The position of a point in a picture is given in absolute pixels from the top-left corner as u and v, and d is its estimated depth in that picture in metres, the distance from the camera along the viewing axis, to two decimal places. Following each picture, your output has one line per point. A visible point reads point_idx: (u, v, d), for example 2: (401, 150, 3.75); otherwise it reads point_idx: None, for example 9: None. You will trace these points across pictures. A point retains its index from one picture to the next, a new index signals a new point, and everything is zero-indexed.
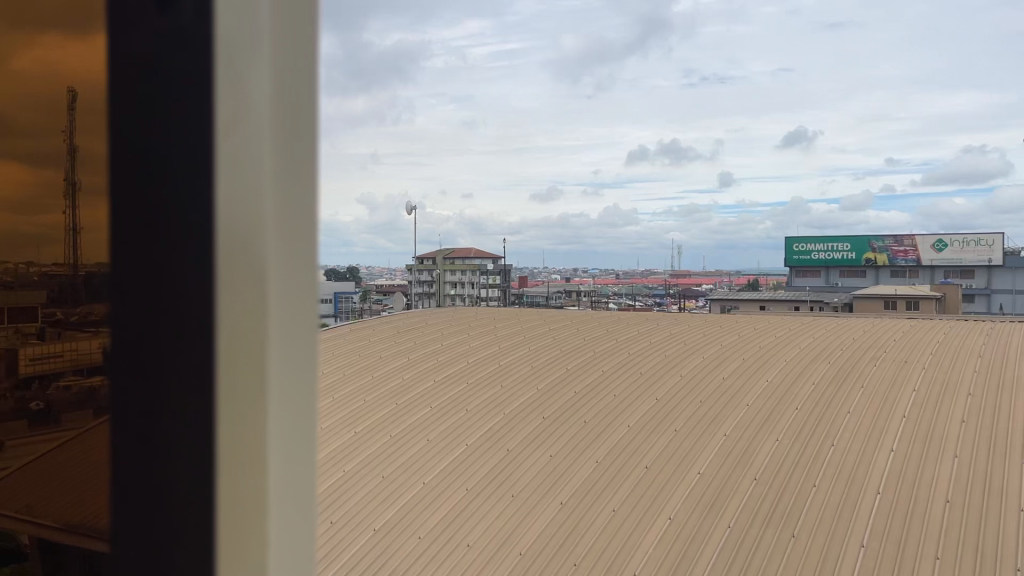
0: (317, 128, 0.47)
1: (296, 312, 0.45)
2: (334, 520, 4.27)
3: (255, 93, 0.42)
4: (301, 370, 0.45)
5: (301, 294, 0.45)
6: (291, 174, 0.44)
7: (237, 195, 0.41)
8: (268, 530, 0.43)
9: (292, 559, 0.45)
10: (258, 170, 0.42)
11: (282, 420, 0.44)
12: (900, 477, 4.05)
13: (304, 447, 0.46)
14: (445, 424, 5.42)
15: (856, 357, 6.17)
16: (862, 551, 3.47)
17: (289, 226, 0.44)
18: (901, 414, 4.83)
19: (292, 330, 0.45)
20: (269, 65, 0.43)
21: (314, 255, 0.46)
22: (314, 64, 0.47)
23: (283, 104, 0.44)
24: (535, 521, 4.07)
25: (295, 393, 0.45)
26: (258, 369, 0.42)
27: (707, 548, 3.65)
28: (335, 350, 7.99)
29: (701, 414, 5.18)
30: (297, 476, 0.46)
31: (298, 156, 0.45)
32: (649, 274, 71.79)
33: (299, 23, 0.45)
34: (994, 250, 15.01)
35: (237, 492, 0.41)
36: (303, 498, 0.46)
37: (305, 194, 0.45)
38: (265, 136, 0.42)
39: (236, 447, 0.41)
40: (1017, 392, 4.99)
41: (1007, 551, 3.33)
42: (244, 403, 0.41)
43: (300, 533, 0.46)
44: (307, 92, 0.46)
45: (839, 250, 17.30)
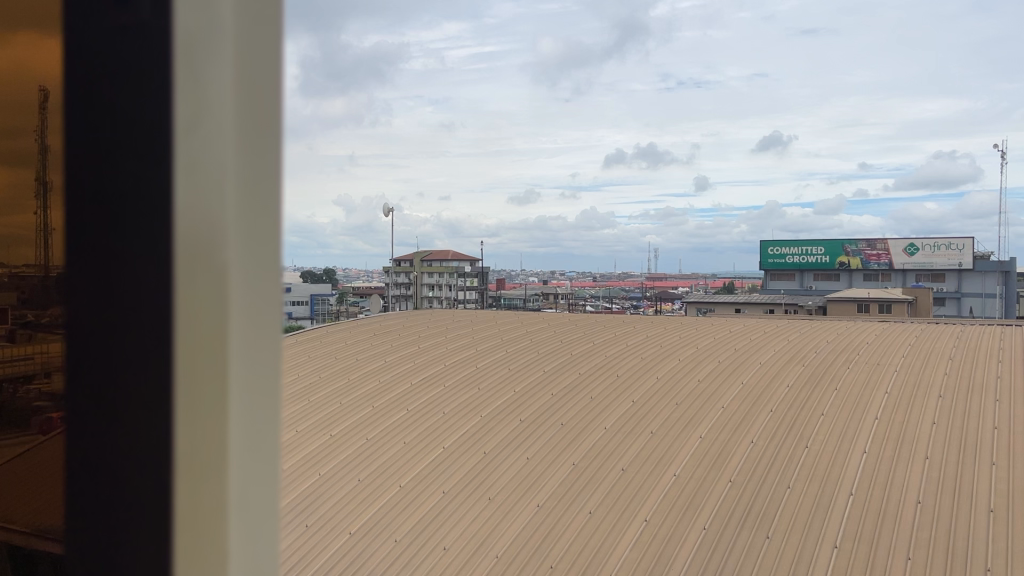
0: (279, 127, 0.49)
1: (258, 316, 0.47)
2: (310, 523, 4.28)
3: (212, 86, 0.44)
4: (264, 377, 0.48)
5: (259, 305, 0.47)
6: (254, 183, 0.46)
7: (200, 194, 0.43)
8: (227, 537, 0.45)
9: (254, 560, 0.48)
10: (221, 173, 0.44)
11: (243, 425, 0.46)
12: (872, 478, 4.12)
13: (268, 452, 0.49)
14: (421, 426, 5.43)
15: (830, 360, 6.26)
16: (835, 552, 3.53)
17: (250, 232, 0.46)
18: (873, 416, 4.92)
19: (256, 339, 0.47)
20: (231, 63, 0.45)
21: (277, 262, 0.49)
22: (279, 64, 0.49)
23: (248, 113, 0.46)
24: (513, 521, 4.11)
25: (256, 399, 0.48)
26: (217, 366, 0.45)
27: (682, 551, 3.68)
28: (310, 353, 7.96)
29: (677, 416, 5.24)
30: (263, 481, 0.48)
31: (260, 162, 0.47)
32: (625, 276, 72.13)
33: (261, 25, 0.47)
34: (963, 254, 15.29)
35: (199, 496, 0.44)
36: (266, 502, 0.49)
37: (268, 198, 0.48)
38: (228, 146, 0.45)
39: (193, 445, 0.44)
40: (985, 395, 5.10)
41: (977, 553, 3.40)
42: (205, 406, 0.44)
43: (262, 530, 0.49)
44: (273, 94, 0.48)
45: (812, 253, 17.49)
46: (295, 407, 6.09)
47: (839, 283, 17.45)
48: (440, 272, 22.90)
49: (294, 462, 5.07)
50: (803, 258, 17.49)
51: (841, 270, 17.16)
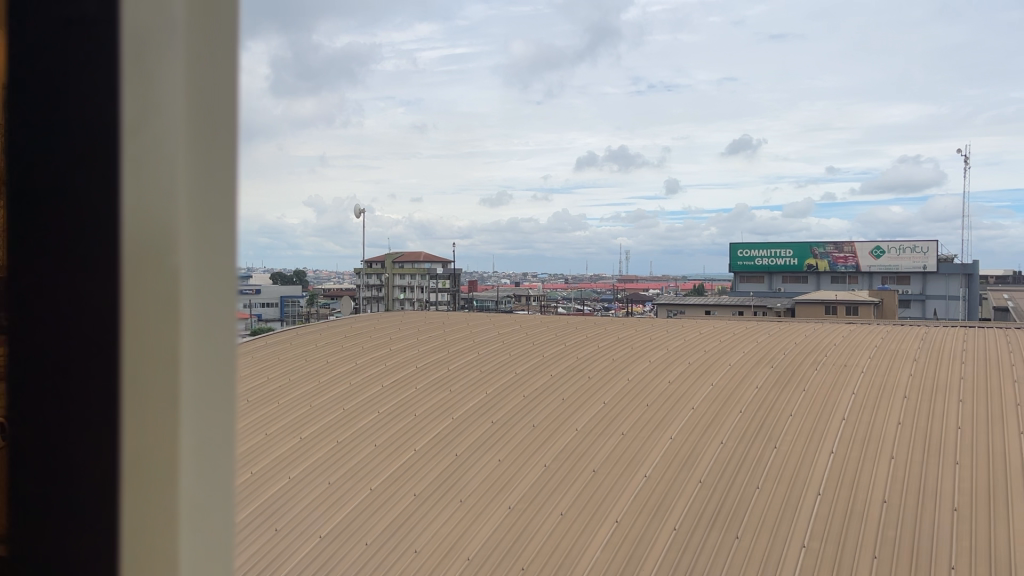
0: (236, 121, 0.56)
1: (212, 294, 0.54)
2: (280, 527, 4.25)
3: (162, 102, 0.51)
4: (215, 374, 0.55)
5: (210, 286, 0.54)
6: (204, 198, 0.53)
7: (145, 198, 0.50)
8: (179, 488, 0.52)
9: (201, 520, 0.54)
10: (173, 161, 0.51)
11: (194, 389, 0.53)
12: (839, 478, 4.18)
13: (218, 444, 0.56)
14: (392, 428, 5.42)
15: (797, 361, 6.35)
16: (803, 552, 3.57)
17: (201, 218, 0.53)
18: (840, 417, 4.99)
19: (205, 339, 0.54)
20: (182, 62, 0.52)
21: (230, 247, 0.55)
22: (235, 63, 0.56)
23: (199, 133, 0.53)
24: (484, 523, 4.11)
25: (206, 391, 0.54)
26: (167, 336, 0.52)
27: (653, 551, 3.71)
28: (280, 355, 7.90)
29: (647, 417, 5.28)
30: (211, 445, 0.55)
31: (211, 165, 0.54)
32: (597, 278, 72.31)
33: (210, 50, 0.54)
34: (928, 258, 15.56)
35: (144, 455, 0.51)
36: (218, 469, 0.56)
37: (221, 189, 0.55)
38: (179, 164, 0.51)
39: (141, 404, 0.51)
40: (948, 395, 5.20)
41: (940, 551, 3.46)
42: (153, 393, 0.51)
43: (210, 486, 0.55)
44: (226, 91, 0.55)
45: (781, 256, 17.68)
46: (265, 410, 6.05)
47: (808, 285, 17.67)
48: (412, 274, 22.80)
49: (263, 465, 5.04)
50: (772, 260, 17.68)
51: (810, 273, 17.37)
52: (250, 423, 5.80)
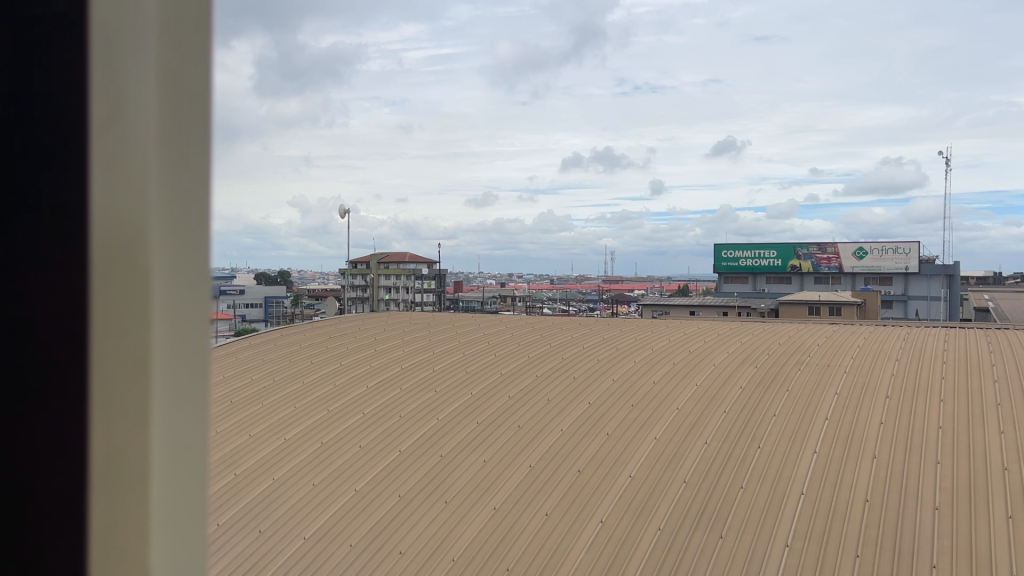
0: (206, 130, 0.55)
1: (181, 310, 0.53)
2: (263, 529, 4.23)
3: (135, 95, 0.49)
4: (189, 377, 0.53)
5: (181, 304, 0.52)
6: (176, 196, 0.52)
7: (117, 192, 0.48)
8: (150, 511, 0.50)
9: (171, 552, 0.52)
10: (142, 169, 0.49)
11: (165, 407, 0.51)
12: (822, 477, 4.21)
13: (193, 450, 0.54)
14: (377, 430, 5.39)
15: (781, 361, 6.38)
16: (786, 551, 3.59)
17: (170, 230, 0.51)
18: (823, 417, 5.02)
19: (178, 341, 0.52)
20: (150, 65, 0.51)
21: (199, 264, 0.54)
22: (204, 72, 0.55)
23: (172, 129, 0.52)
24: (469, 525, 4.10)
25: (178, 394, 0.53)
26: (137, 353, 0.49)
27: (637, 551, 3.72)
28: (263, 356, 7.85)
29: (632, 418, 5.28)
30: (182, 466, 0.53)
31: (182, 174, 0.53)
32: (582, 279, 72.42)
33: (183, 44, 0.53)
34: (910, 259, 15.69)
35: (116, 480, 0.48)
36: (188, 494, 0.54)
37: (191, 200, 0.54)
38: (150, 173, 0.50)
39: (112, 417, 0.48)
40: (930, 395, 5.24)
41: (921, 549, 3.49)
42: (126, 395, 0.49)
43: (183, 511, 0.53)
44: (194, 99, 0.54)
45: (765, 257, 17.78)
46: (248, 412, 6.01)
47: (791, 286, 17.77)
48: (397, 275, 22.76)
49: (246, 467, 5.01)
50: (756, 261, 17.77)
51: (793, 274, 17.47)
52: (233, 425, 5.76)
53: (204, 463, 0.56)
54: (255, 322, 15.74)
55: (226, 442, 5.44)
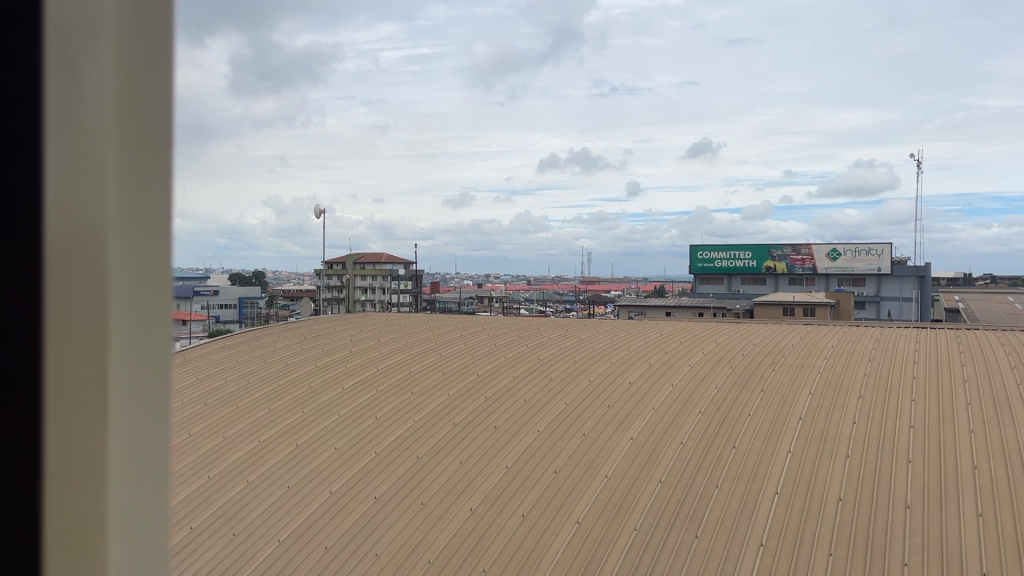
0: (163, 132, 0.58)
1: (137, 311, 0.55)
2: (237, 532, 4.19)
3: (94, 98, 0.51)
4: (145, 379, 0.56)
5: (137, 304, 0.55)
6: (135, 199, 0.55)
7: (72, 195, 0.50)
8: (107, 506, 0.52)
9: (127, 547, 0.54)
10: (100, 170, 0.52)
11: (121, 404, 0.53)
12: (796, 477, 4.24)
13: (149, 451, 0.56)
14: (354, 431, 5.36)
15: (756, 361, 6.43)
16: (760, 550, 3.61)
17: (128, 228, 0.54)
18: (797, 416, 5.06)
19: (137, 343, 0.55)
20: (108, 66, 0.53)
21: (156, 266, 0.56)
22: (162, 76, 0.58)
23: (132, 137, 0.55)
24: (445, 526, 4.08)
25: (136, 394, 0.55)
26: (95, 351, 0.51)
27: (614, 552, 3.72)
28: (237, 357, 7.78)
29: (608, 419, 5.29)
30: (138, 461, 0.55)
31: (138, 174, 0.55)
32: (559, 279, 72.48)
33: (142, 57, 0.56)
34: (882, 260, 15.88)
35: (74, 476, 0.50)
36: (141, 492, 0.56)
37: (148, 203, 0.56)
38: (107, 174, 0.52)
39: (66, 415, 0.50)
40: (903, 394, 5.31)
41: (893, 547, 3.53)
42: (80, 395, 0.50)
43: (138, 508, 0.55)
44: (150, 103, 0.56)
45: (740, 258, 17.90)
46: (222, 414, 5.96)
47: (766, 287, 17.92)
48: (373, 275, 22.62)
49: (220, 469, 4.96)
50: (731, 262, 17.89)
51: (768, 275, 17.60)
52: (207, 426, 5.70)
53: (160, 461, 0.58)
54: (229, 323, 15.58)
55: (199, 445, 5.38)
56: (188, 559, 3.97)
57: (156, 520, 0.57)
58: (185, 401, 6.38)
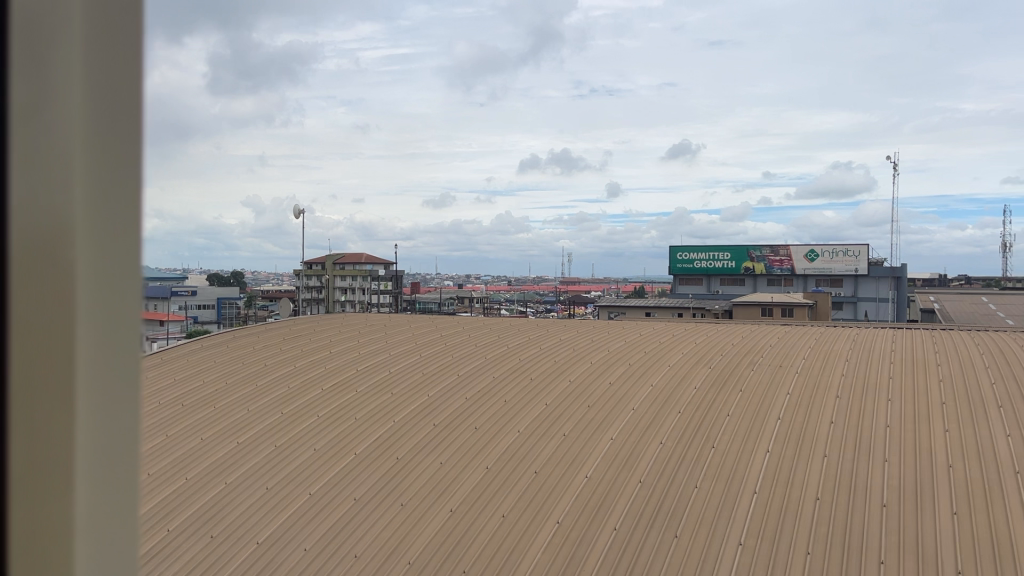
0: (125, 129, 0.58)
1: (103, 309, 0.55)
2: (215, 535, 4.15)
3: (59, 94, 0.51)
4: (109, 384, 0.56)
5: (102, 302, 0.55)
6: (98, 198, 0.55)
7: (40, 192, 0.49)
8: (73, 514, 0.52)
9: (92, 552, 0.54)
10: (66, 167, 0.51)
11: (87, 409, 0.53)
12: (774, 477, 4.26)
13: (114, 452, 0.57)
14: (333, 433, 5.33)
15: (735, 362, 6.45)
16: (739, 549, 3.63)
17: (93, 226, 0.54)
18: (776, 416, 5.08)
19: (102, 343, 0.55)
20: (73, 62, 0.53)
21: (120, 265, 0.57)
22: (124, 72, 0.58)
23: (96, 131, 0.55)
24: (425, 528, 4.06)
25: (101, 399, 0.55)
26: (62, 353, 0.51)
27: (594, 551, 3.73)
28: (216, 358, 7.71)
29: (588, 419, 5.29)
30: (102, 467, 0.55)
31: (101, 171, 0.55)
32: (540, 280, 72.53)
33: (105, 49, 0.56)
34: (859, 261, 16.01)
35: (40, 483, 0.50)
36: (103, 498, 0.56)
37: (112, 201, 0.56)
38: (74, 169, 0.52)
39: (30, 419, 0.49)
40: (879, 394, 5.35)
41: (871, 545, 3.56)
42: (47, 399, 0.50)
43: (102, 513, 0.55)
44: (112, 99, 0.57)
45: (718, 259, 17.99)
46: (200, 415, 5.90)
47: (745, 288, 18.04)
48: (353, 275, 22.52)
49: (198, 471, 4.90)
50: (710, 263, 17.98)
51: (746, 276, 17.72)
52: (184, 429, 5.64)
53: (122, 467, 0.58)
54: (206, 324, 15.47)
55: (177, 447, 5.32)
56: (165, 563, 3.92)
57: (118, 526, 0.58)
58: (162, 403, 6.30)
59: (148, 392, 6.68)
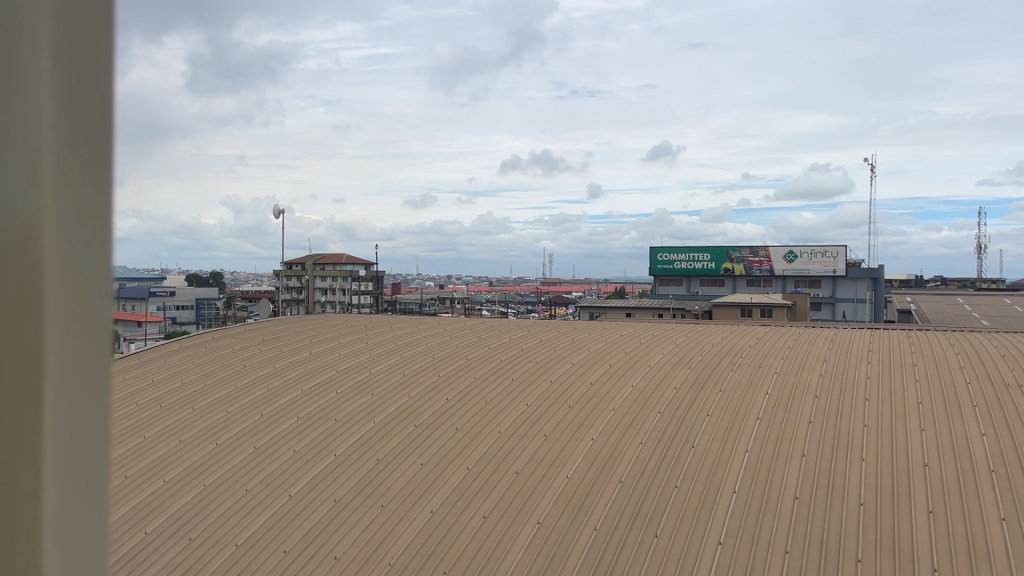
0: (101, 139, 0.70)
1: (73, 303, 0.67)
2: (193, 537, 4.11)
3: (30, 121, 0.64)
4: (78, 388, 0.68)
5: (73, 298, 0.67)
6: (70, 202, 0.67)
7: (15, 201, 0.62)
8: (43, 505, 0.64)
9: (62, 534, 0.66)
10: (37, 180, 0.64)
11: (56, 407, 0.66)
12: (753, 476, 4.28)
13: (88, 459, 0.69)
14: (312, 434, 5.31)
15: (714, 362, 6.49)
16: (719, 549, 3.65)
17: (64, 232, 0.66)
18: (755, 416, 5.12)
19: (72, 343, 0.67)
20: (44, 95, 0.65)
21: (92, 263, 0.69)
22: (93, 93, 0.69)
23: (68, 145, 0.67)
24: (405, 529, 4.05)
25: (69, 400, 0.67)
26: (29, 349, 0.64)
27: (574, 552, 3.74)
28: (195, 359, 7.67)
29: (568, 419, 5.31)
30: (74, 462, 0.68)
31: (72, 181, 0.67)
32: (521, 281, 72.49)
33: (76, 75, 0.68)
34: (838, 262, 16.14)
35: (15, 470, 0.63)
36: (73, 495, 0.67)
37: (84, 204, 0.68)
38: (45, 182, 0.64)
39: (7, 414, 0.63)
40: (856, 394, 5.40)
41: (848, 544, 3.59)
42: (20, 391, 0.63)
43: (72, 505, 0.67)
44: (84, 116, 0.68)
45: (698, 260, 18.07)
46: (178, 417, 5.85)
47: (725, 288, 18.08)
48: (334, 276, 22.38)
49: (176, 473, 4.86)
50: (690, 264, 18.07)
51: (726, 276, 17.82)
52: (162, 430, 5.59)
53: (95, 470, 0.70)
54: (185, 325, 15.34)
55: (155, 448, 5.29)
56: (142, 567, 3.88)
57: (92, 518, 0.69)
58: (140, 404, 6.25)
59: (126, 393, 6.63)
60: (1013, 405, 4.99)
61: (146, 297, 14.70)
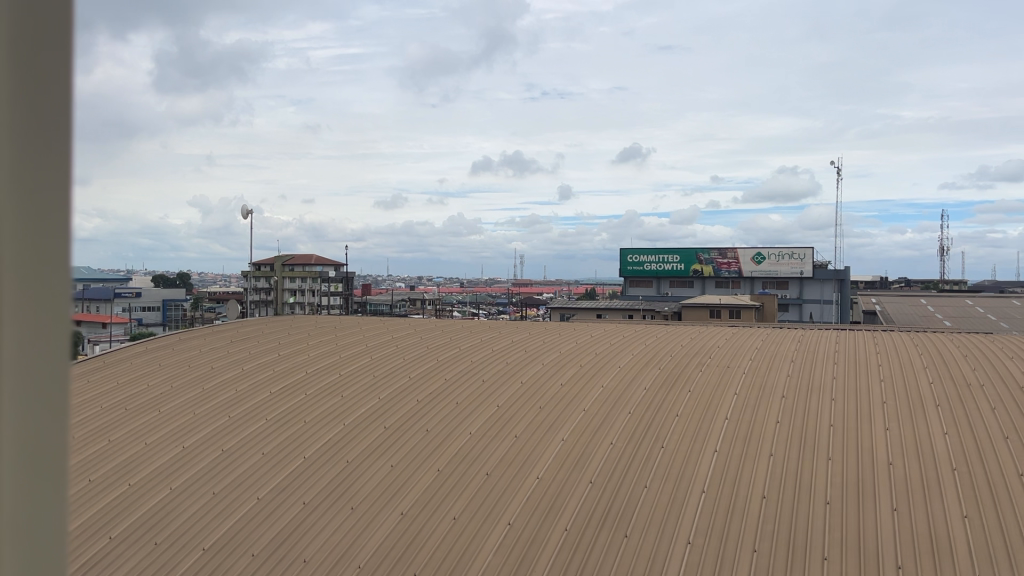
0: (65, 135, 0.71)
1: (29, 302, 0.67)
2: (159, 541, 4.07)
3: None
4: (32, 388, 0.68)
5: (31, 298, 0.67)
6: (28, 203, 0.67)
7: None
8: None
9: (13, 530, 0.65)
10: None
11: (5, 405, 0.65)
12: (721, 475, 4.33)
13: (43, 458, 0.69)
14: (281, 436, 5.26)
15: (684, 363, 6.54)
16: (688, 548, 3.67)
17: (17, 230, 0.66)
18: (723, 416, 5.17)
19: (25, 344, 0.67)
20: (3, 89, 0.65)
21: (50, 262, 0.69)
22: (53, 93, 0.69)
23: (23, 147, 0.67)
24: (375, 531, 4.04)
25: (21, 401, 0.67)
26: None
27: (544, 552, 3.76)
28: (161, 361, 7.55)
29: (539, 421, 5.32)
30: (30, 458, 0.68)
31: (29, 180, 0.67)
32: (492, 282, 72.42)
33: (36, 72, 0.68)
34: (805, 264, 16.35)
35: None
36: (26, 495, 0.67)
37: (41, 200, 0.68)
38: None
39: None
40: (824, 394, 5.47)
41: (814, 542, 3.64)
42: None
43: (27, 503, 0.67)
44: (45, 118, 0.69)
45: (668, 261, 18.20)
46: (144, 420, 5.77)
47: (694, 289, 18.22)
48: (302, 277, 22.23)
49: (141, 477, 4.80)
50: (660, 265, 18.20)
51: (694, 278, 17.96)
52: (127, 434, 5.52)
53: (52, 469, 0.70)
54: (151, 327, 15.16)
55: (119, 452, 5.21)
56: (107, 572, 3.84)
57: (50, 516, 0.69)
58: (104, 407, 6.15)
59: (90, 396, 6.52)
60: (974, 405, 5.09)
61: (111, 297, 14.51)
